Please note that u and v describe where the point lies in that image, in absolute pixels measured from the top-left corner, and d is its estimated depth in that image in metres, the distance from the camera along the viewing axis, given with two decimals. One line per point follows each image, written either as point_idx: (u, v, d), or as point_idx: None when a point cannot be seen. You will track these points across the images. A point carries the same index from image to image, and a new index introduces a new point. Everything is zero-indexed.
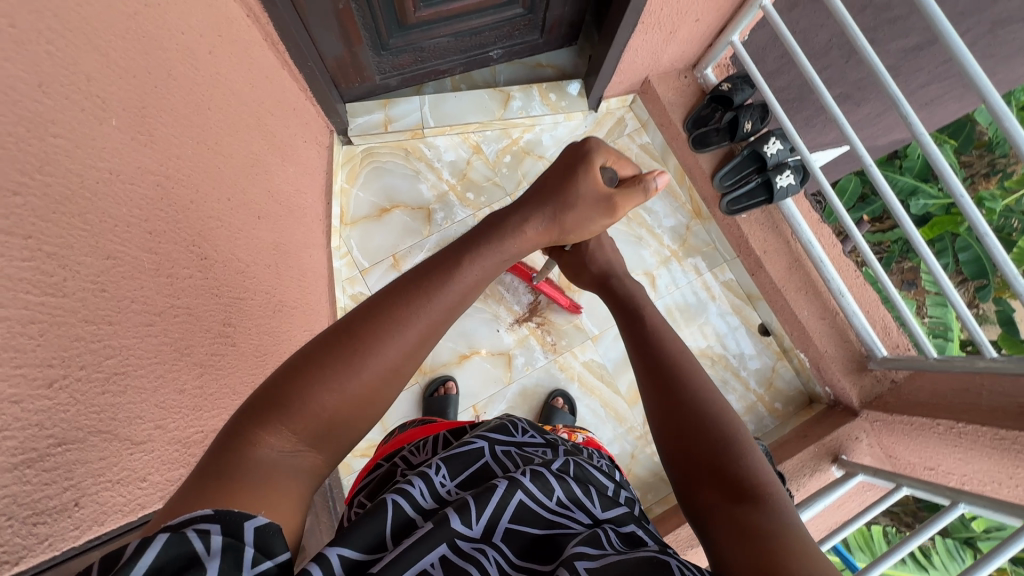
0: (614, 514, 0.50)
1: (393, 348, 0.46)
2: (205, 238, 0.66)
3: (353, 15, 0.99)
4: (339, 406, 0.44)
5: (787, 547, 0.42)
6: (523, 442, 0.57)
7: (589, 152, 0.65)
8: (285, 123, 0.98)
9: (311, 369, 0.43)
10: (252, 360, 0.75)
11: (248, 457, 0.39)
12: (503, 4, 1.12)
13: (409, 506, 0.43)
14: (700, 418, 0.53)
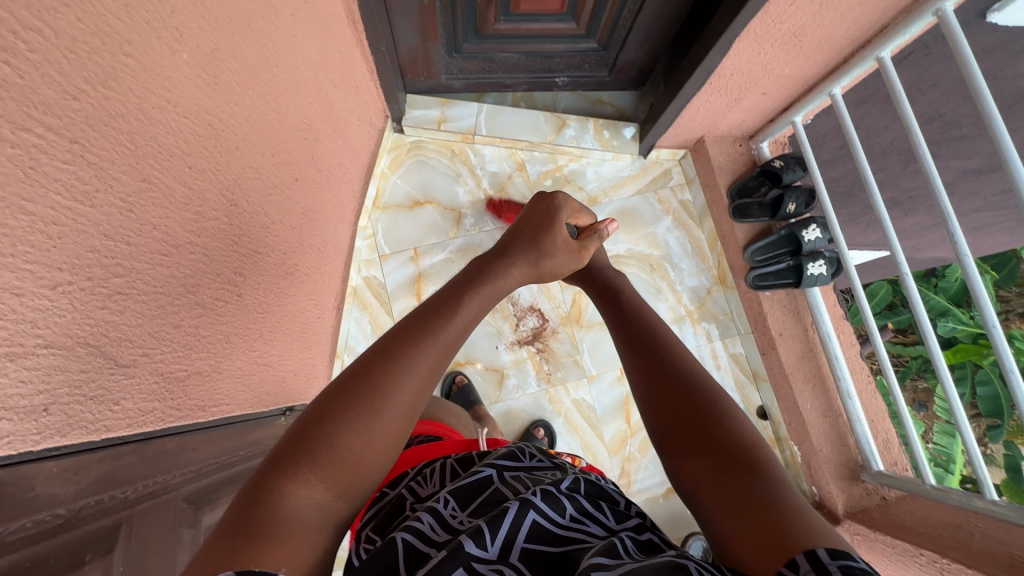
0: (630, 523, 0.50)
1: (406, 392, 0.49)
2: (240, 187, 0.67)
3: (435, 13, 1.02)
4: (362, 451, 0.46)
5: (787, 515, 0.42)
6: (531, 466, 0.57)
7: (558, 206, 0.71)
8: (345, 99, 1.01)
9: (328, 421, 0.46)
10: (253, 316, 0.76)
11: (279, 509, 0.41)
12: (579, 35, 1.15)
13: (419, 540, 0.45)
14: (681, 390, 0.54)
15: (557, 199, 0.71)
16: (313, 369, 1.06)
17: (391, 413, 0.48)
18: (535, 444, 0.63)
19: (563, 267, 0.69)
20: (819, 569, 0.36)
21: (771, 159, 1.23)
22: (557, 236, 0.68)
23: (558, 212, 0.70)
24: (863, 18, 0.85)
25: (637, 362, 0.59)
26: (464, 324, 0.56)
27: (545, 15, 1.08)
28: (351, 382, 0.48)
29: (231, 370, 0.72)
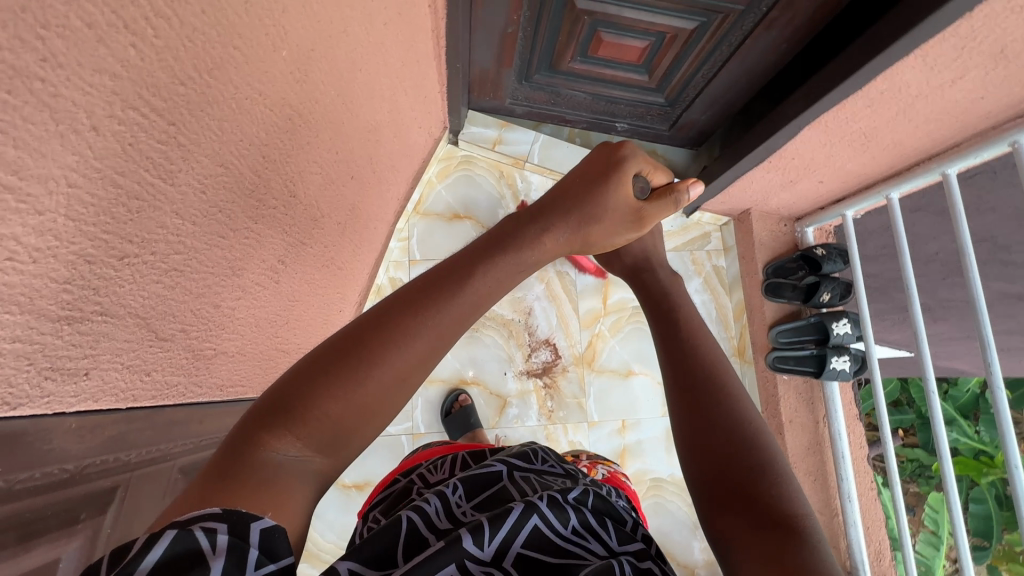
0: (632, 547, 0.48)
1: (402, 357, 0.44)
2: (301, 178, 0.68)
3: (516, 41, 1.04)
4: (347, 413, 0.42)
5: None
6: (541, 471, 0.59)
7: (620, 164, 0.60)
8: (412, 106, 1.02)
9: (313, 378, 0.42)
10: (283, 303, 0.76)
11: (258, 461, 0.39)
12: (649, 87, 1.16)
13: (421, 524, 0.46)
14: (727, 437, 0.50)
15: (624, 152, 0.60)
16: None
17: (383, 375, 0.43)
18: (550, 451, 0.66)
19: (612, 233, 0.61)
20: None
21: (815, 245, 1.23)
22: (611, 197, 0.59)
23: (621, 169, 0.60)
24: (936, 135, 0.85)
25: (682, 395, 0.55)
26: (484, 287, 0.49)
27: (620, 63, 1.09)
28: (344, 340, 0.44)
29: (252, 353, 0.72)
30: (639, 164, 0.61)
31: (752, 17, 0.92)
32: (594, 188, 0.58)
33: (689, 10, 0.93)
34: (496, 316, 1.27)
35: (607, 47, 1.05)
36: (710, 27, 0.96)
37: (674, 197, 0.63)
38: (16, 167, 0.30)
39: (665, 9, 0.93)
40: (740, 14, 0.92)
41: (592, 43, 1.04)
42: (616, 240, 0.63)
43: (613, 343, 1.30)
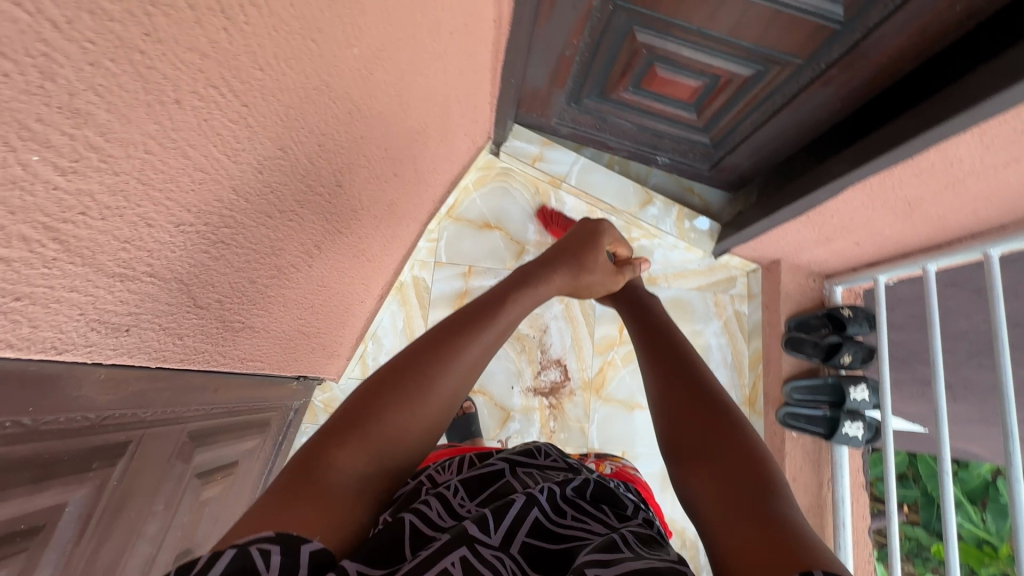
0: (634, 526, 0.52)
1: (442, 390, 0.51)
2: (349, 170, 0.70)
3: (572, 64, 1.06)
4: (397, 439, 0.48)
5: (790, 528, 0.40)
6: (545, 466, 0.60)
7: (602, 230, 0.71)
8: (461, 114, 1.04)
9: (367, 408, 0.48)
10: (312, 287, 0.78)
11: (323, 476, 0.43)
12: (695, 126, 1.17)
13: (424, 524, 0.46)
14: (695, 404, 0.53)
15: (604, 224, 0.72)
16: (336, 349, 1.07)
17: (426, 407, 0.50)
18: (553, 447, 0.67)
19: (597, 284, 0.70)
20: None
21: (842, 306, 1.21)
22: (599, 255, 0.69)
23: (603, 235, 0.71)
24: (982, 215, 0.84)
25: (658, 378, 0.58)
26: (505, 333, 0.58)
27: (670, 99, 1.10)
28: (393, 375, 0.50)
29: (276, 332, 0.74)
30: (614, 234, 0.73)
31: (809, 72, 0.92)
32: (586, 245, 0.69)
33: (747, 58, 0.94)
34: (513, 330, 1.27)
35: (659, 82, 1.06)
36: (766, 76, 0.96)
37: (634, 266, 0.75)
38: (104, 130, 0.32)
39: (724, 53, 0.94)
40: (798, 68, 0.92)
41: (646, 76, 1.05)
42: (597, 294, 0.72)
43: (624, 373, 1.30)
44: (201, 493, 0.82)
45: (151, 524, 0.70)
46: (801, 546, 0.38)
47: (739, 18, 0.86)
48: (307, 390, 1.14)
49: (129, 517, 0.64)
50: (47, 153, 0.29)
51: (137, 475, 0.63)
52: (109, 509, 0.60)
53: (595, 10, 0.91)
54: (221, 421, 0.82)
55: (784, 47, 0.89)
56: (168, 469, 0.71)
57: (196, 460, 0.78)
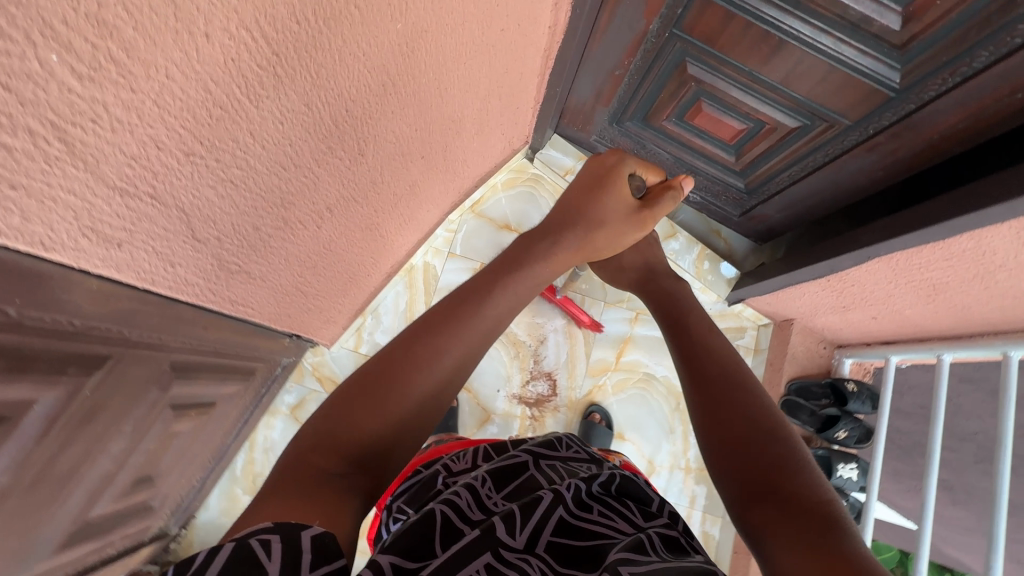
0: (658, 522, 0.57)
1: (412, 390, 0.53)
2: (374, 140, 0.71)
3: (620, 84, 1.06)
4: (368, 438, 0.50)
5: (866, 574, 0.40)
6: (568, 461, 0.67)
7: (616, 168, 0.70)
8: (501, 112, 1.05)
9: (336, 413, 0.50)
10: (318, 248, 0.79)
11: (304, 477, 0.46)
12: (732, 169, 1.15)
13: (456, 517, 0.51)
14: (752, 440, 0.54)
15: (609, 158, 0.71)
16: (334, 316, 1.08)
17: (393, 403, 0.52)
18: (573, 438, 0.76)
19: (622, 239, 0.70)
20: None
21: (847, 379, 1.17)
22: (613, 199, 0.68)
23: (614, 173, 0.70)
24: (1007, 314, 0.80)
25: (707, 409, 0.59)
26: (485, 324, 0.58)
27: (712, 137, 1.09)
28: (363, 380, 0.53)
29: (272, 284, 0.75)
30: (630, 169, 0.71)
31: (855, 134, 0.90)
32: (596, 193, 0.68)
33: (795, 109, 0.92)
34: (511, 334, 1.26)
35: (704, 118, 1.05)
36: (811, 131, 0.95)
37: (674, 190, 0.73)
38: (127, 46, 0.33)
39: (772, 100, 0.93)
40: (845, 129, 0.90)
41: (691, 109, 1.04)
42: (628, 240, 0.71)
43: (612, 400, 1.28)
44: (171, 424, 0.84)
45: (115, 441, 0.72)
46: None
47: (793, 69, 0.84)
48: (299, 349, 1.15)
49: (95, 429, 0.66)
50: (67, 56, 0.30)
51: (111, 390, 0.65)
52: (77, 416, 0.62)
53: (651, 34, 0.91)
54: (205, 359, 0.84)
55: (834, 105, 0.87)
56: (145, 393, 0.73)
57: (174, 392, 0.80)
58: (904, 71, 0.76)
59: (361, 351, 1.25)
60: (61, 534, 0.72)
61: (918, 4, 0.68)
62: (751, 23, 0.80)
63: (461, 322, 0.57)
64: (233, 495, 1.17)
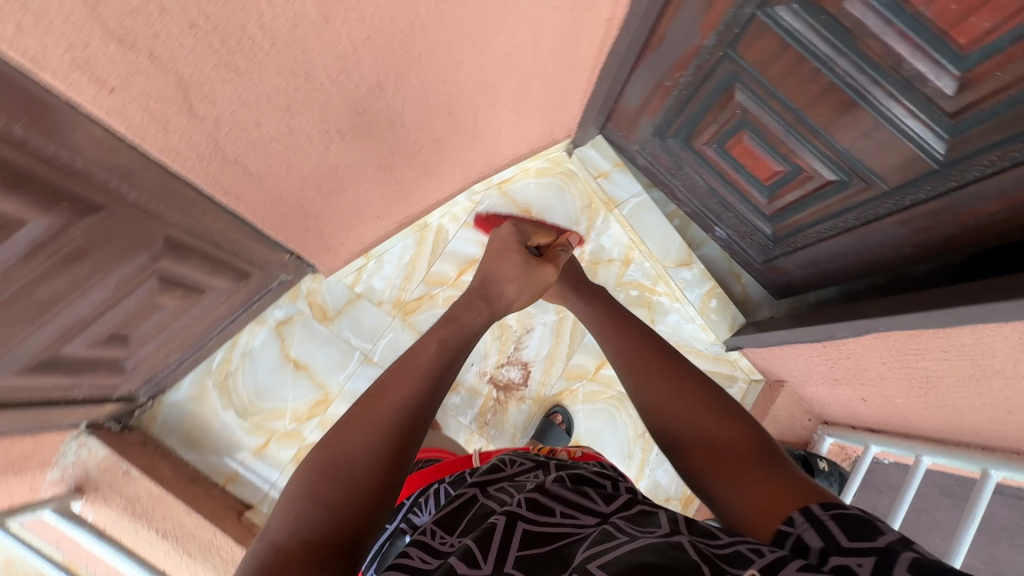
0: (618, 503, 0.57)
1: (380, 448, 0.54)
2: (397, 77, 0.74)
3: (667, 97, 1.04)
4: (342, 511, 0.49)
5: (796, 484, 0.53)
6: (515, 475, 0.66)
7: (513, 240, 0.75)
8: (544, 95, 1.06)
9: (302, 501, 0.50)
10: (325, 170, 0.83)
11: None
12: (762, 213, 1.11)
13: (410, 569, 0.49)
14: (698, 426, 0.62)
15: (503, 230, 0.76)
16: (335, 247, 1.12)
17: (358, 460, 0.53)
18: (516, 454, 0.74)
19: (526, 293, 0.73)
20: (813, 519, 0.47)
21: (822, 456, 1.11)
22: (516, 264, 0.73)
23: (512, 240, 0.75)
24: (1000, 428, 0.74)
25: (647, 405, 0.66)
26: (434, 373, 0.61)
27: (748, 173, 1.06)
28: (332, 455, 0.53)
29: (270, 188, 0.78)
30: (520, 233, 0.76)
31: (891, 201, 0.85)
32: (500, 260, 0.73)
33: (834, 161, 0.88)
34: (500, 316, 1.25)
35: (744, 150, 1.01)
36: (847, 189, 0.90)
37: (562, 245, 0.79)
38: None
39: (814, 146, 0.89)
40: (880, 193, 0.85)
41: (732, 138, 1.01)
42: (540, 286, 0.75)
43: (579, 408, 1.28)
44: (154, 294, 0.89)
45: (95, 289, 0.78)
46: (803, 492, 0.52)
47: (837, 116, 0.80)
48: (299, 270, 1.20)
49: (80, 271, 0.72)
50: None
51: (99, 239, 0.71)
52: (63, 253, 0.67)
53: (705, 49, 0.89)
54: (201, 245, 0.89)
55: (874, 165, 0.82)
56: (134, 255, 0.78)
57: (163, 264, 0.85)
58: (950, 142, 0.71)
59: (356, 290, 1.28)
60: (31, 358, 0.78)
61: (977, 71, 0.63)
62: (803, 57, 0.77)
63: (408, 375, 0.60)
64: (203, 386, 1.21)
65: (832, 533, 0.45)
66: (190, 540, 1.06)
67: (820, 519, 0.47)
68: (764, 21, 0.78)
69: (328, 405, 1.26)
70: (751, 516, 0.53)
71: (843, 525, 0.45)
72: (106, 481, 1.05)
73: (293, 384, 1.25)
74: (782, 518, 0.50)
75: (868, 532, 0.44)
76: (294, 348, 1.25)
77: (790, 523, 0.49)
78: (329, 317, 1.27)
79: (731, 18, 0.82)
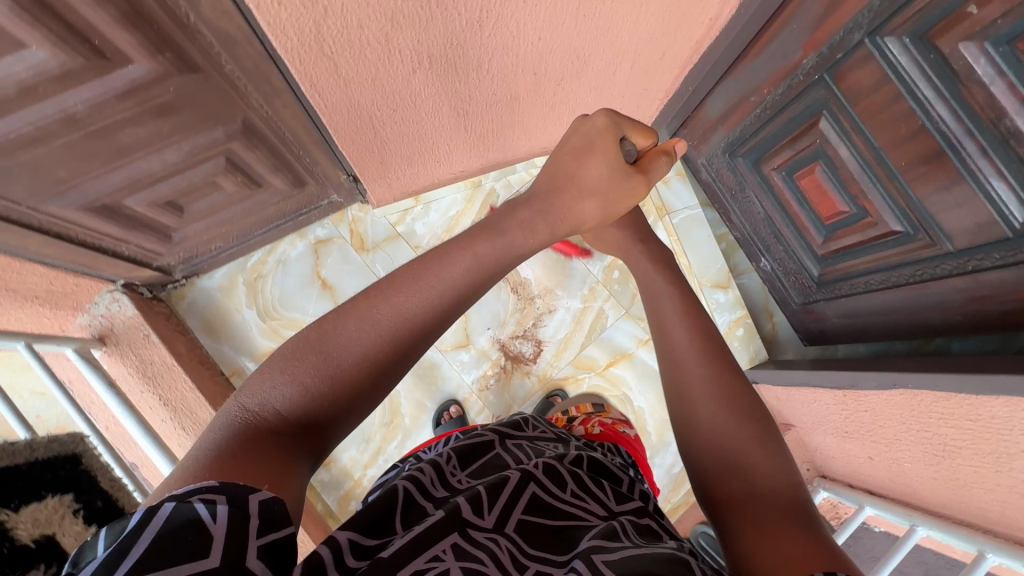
0: (631, 508, 0.55)
1: (365, 346, 0.48)
2: (497, 17, 0.76)
3: (749, 112, 1.03)
4: (316, 397, 0.47)
5: (820, 547, 0.44)
6: (535, 438, 0.67)
7: (608, 134, 0.61)
8: (627, 82, 1.07)
9: (278, 374, 0.47)
10: (405, 94, 0.85)
11: (244, 443, 0.44)
12: (814, 252, 1.09)
13: (417, 492, 0.51)
14: (733, 450, 0.55)
15: (597, 120, 0.62)
16: (390, 179, 1.14)
17: (341, 352, 0.48)
18: (539, 417, 0.76)
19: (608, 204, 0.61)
20: None
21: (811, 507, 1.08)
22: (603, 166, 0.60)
23: (602, 136, 0.61)
24: (1009, 514, 0.70)
25: (683, 405, 0.60)
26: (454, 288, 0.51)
27: (810, 208, 1.04)
28: (309, 337, 0.48)
29: (351, 95, 0.81)
30: (614, 126, 0.62)
31: (952, 264, 0.83)
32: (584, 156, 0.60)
33: (903, 211, 0.86)
34: (525, 289, 1.26)
35: (812, 182, 0.99)
36: (908, 242, 0.88)
37: (664, 156, 0.65)
38: None
39: (886, 191, 0.87)
40: (943, 253, 0.83)
41: (803, 168, 0.99)
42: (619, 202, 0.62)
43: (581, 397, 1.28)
44: (217, 174, 0.93)
45: (169, 150, 0.82)
46: (825, 556, 0.43)
47: (920, 163, 0.78)
48: (350, 195, 1.24)
49: (160, 127, 0.76)
50: None
51: (187, 100, 0.75)
52: (152, 102, 0.71)
53: (802, 70, 0.88)
54: (270, 138, 0.93)
55: (946, 222, 0.80)
56: (211, 127, 0.82)
57: (233, 146, 0.89)
58: None
59: (397, 229, 1.31)
60: (96, 199, 0.83)
61: None
62: (901, 94, 0.75)
63: (424, 280, 0.50)
64: (234, 279, 1.26)
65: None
66: (186, 414, 1.11)
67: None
68: (870, 50, 0.76)
69: None
70: (755, 559, 0.45)
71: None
72: (127, 340, 1.09)
73: (315, 301, 1.28)
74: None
75: None
76: (325, 268, 1.28)
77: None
78: (365, 248, 1.30)
79: (837, 41, 0.80)
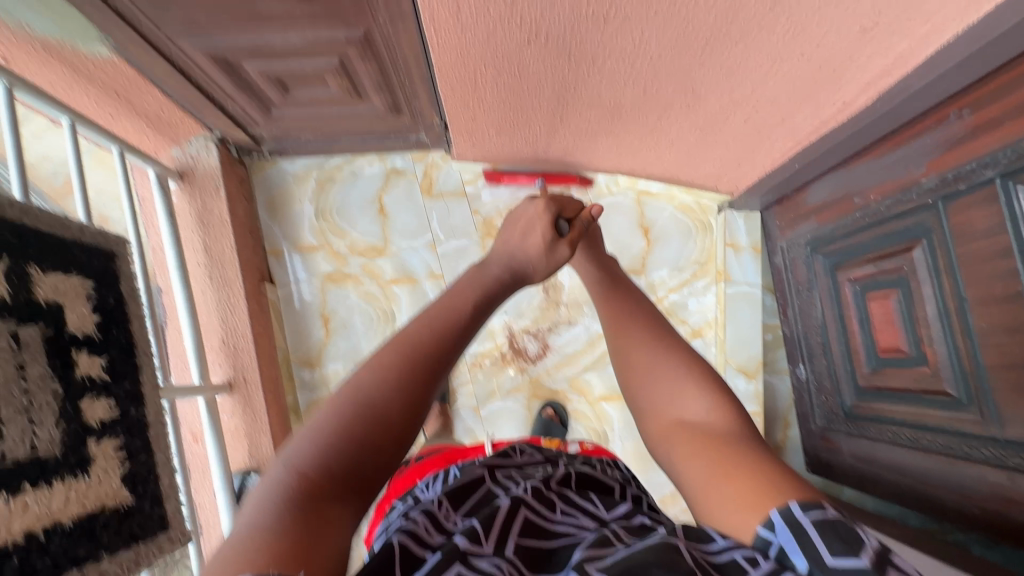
0: (620, 510, 0.56)
1: (402, 395, 0.49)
2: (623, 19, 0.76)
3: (847, 213, 0.97)
4: (359, 450, 0.46)
5: (765, 475, 0.47)
6: (524, 463, 0.65)
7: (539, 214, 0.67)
8: (738, 136, 1.03)
9: (324, 432, 0.46)
10: (514, 63, 0.87)
11: (292, 517, 0.42)
12: (855, 379, 0.99)
13: (413, 540, 0.49)
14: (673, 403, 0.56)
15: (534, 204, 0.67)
16: (476, 139, 1.17)
17: (379, 402, 0.48)
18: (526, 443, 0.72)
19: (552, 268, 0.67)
20: (793, 525, 0.42)
21: None
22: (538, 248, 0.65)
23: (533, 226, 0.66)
24: None
25: (677, 423, 0.56)
26: None
27: (870, 335, 0.95)
28: (348, 390, 0.49)
29: (464, 43, 0.84)
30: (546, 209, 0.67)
31: (993, 451, 0.74)
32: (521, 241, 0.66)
33: (965, 374, 0.76)
34: (556, 292, 1.26)
35: (880, 308, 0.91)
36: (958, 411, 0.78)
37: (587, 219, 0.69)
38: None
39: (953, 344, 0.78)
40: (987, 436, 0.74)
41: (879, 290, 0.91)
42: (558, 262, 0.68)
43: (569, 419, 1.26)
44: (327, 71, 0.99)
45: (294, 33, 0.89)
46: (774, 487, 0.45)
47: (1007, 331, 0.69)
48: (436, 140, 1.29)
49: (293, 9, 0.83)
50: None
51: None
52: None
53: (918, 188, 0.81)
54: (383, 58, 0.98)
55: (1008, 407, 0.71)
56: (337, 26, 0.88)
57: (349, 53, 0.95)
58: None
59: (466, 188, 1.34)
60: (221, 51, 0.92)
61: None
62: (1012, 251, 0.67)
63: None
64: (309, 172, 1.34)
65: (814, 544, 0.40)
66: (217, 267, 1.20)
67: (802, 526, 0.41)
68: (997, 192, 0.69)
69: (379, 255, 1.34)
70: (708, 504, 0.48)
71: (827, 538, 0.40)
72: (200, 183, 1.19)
73: (368, 221, 1.34)
74: (760, 517, 0.44)
75: (847, 536, 0.40)
76: (388, 196, 1.34)
77: (769, 527, 0.43)
78: (431, 192, 1.34)
79: (966, 170, 0.73)
